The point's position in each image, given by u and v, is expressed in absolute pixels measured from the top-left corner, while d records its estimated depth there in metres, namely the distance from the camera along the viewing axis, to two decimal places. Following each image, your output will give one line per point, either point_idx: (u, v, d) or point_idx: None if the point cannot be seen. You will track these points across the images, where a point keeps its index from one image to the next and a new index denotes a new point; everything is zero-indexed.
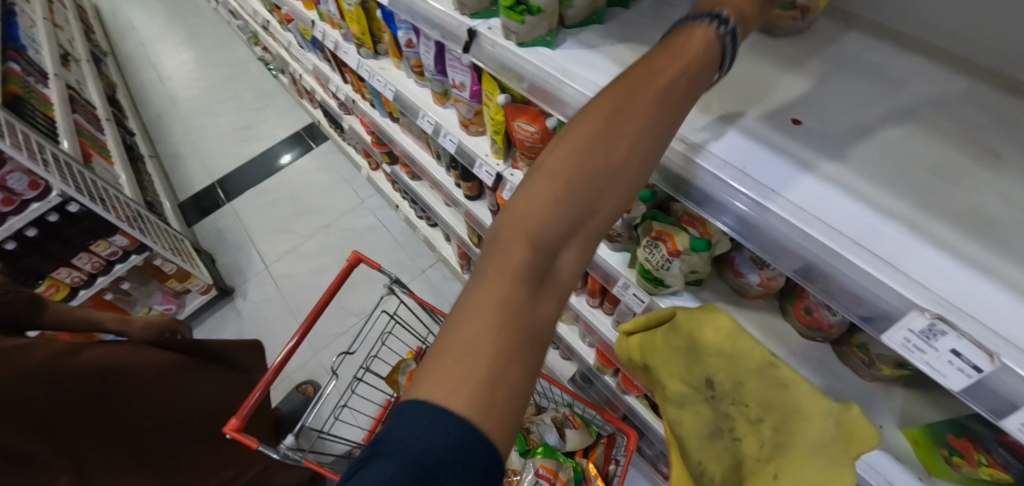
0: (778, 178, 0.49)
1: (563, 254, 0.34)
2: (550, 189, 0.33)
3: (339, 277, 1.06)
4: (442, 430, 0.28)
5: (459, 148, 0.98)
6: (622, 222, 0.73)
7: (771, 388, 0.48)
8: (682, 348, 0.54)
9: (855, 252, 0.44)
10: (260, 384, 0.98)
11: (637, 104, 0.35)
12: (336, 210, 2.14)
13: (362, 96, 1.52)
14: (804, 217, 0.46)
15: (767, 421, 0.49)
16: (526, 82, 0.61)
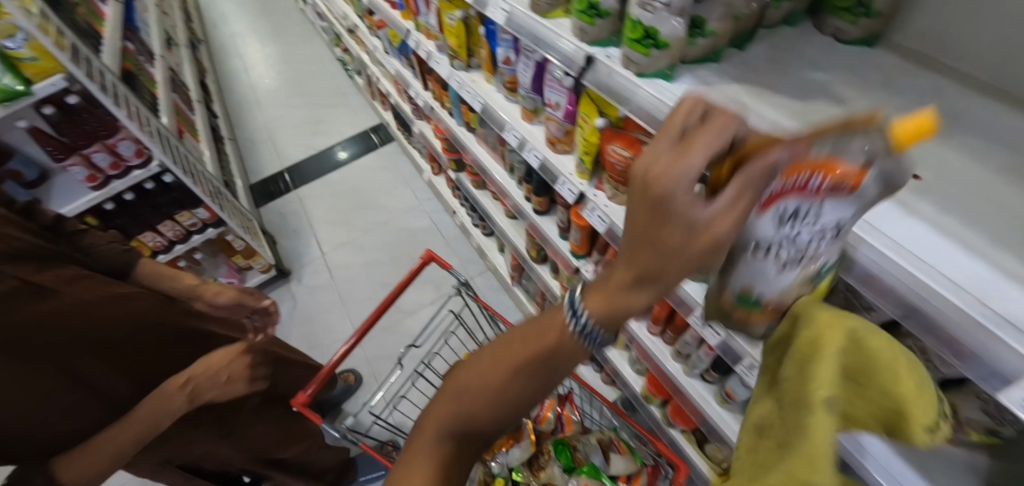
0: (890, 222, 0.49)
1: (458, 444, 0.50)
2: (450, 402, 0.50)
3: (410, 274, 1.09)
4: None
5: (542, 164, 1.02)
6: None
7: (798, 420, 0.39)
8: (786, 339, 0.45)
9: (954, 289, 0.43)
10: (316, 379, 1.00)
11: (505, 364, 0.48)
12: (394, 209, 2.23)
13: (441, 105, 1.60)
14: (898, 248, 0.47)
15: (780, 448, 0.41)
16: (642, 111, 0.64)
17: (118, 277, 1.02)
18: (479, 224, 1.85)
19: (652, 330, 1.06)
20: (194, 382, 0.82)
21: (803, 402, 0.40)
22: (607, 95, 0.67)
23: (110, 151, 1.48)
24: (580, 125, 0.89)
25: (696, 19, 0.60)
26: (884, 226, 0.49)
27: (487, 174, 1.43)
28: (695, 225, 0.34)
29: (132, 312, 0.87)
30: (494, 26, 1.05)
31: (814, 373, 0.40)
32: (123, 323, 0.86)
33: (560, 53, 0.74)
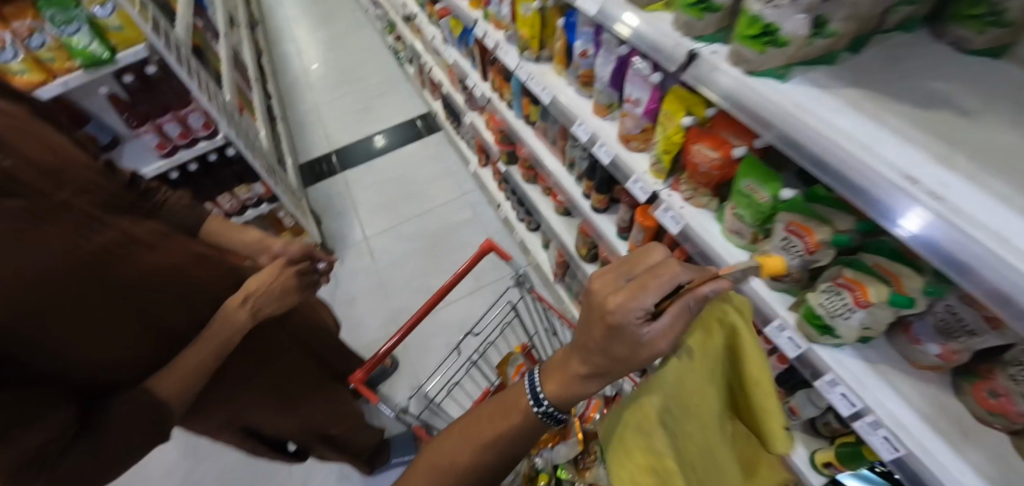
0: (1000, 219, 0.44)
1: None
2: (439, 453, 0.62)
3: (470, 262, 1.06)
4: None
5: (614, 161, 1.01)
6: (797, 262, 0.72)
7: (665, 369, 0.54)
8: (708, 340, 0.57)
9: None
10: (371, 361, 0.99)
11: (492, 425, 0.61)
12: (438, 198, 2.25)
13: (500, 96, 1.60)
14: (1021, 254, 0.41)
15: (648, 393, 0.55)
16: (752, 111, 0.62)
17: (189, 231, 1.08)
18: (525, 219, 1.85)
19: None
20: (252, 293, 0.84)
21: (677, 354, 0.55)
22: (713, 94, 0.66)
23: (180, 122, 1.53)
24: (662, 122, 0.87)
25: (819, 19, 0.55)
26: (1006, 230, 0.43)
27: (544, 168, 1.43)
28: (641, 340, 0.47)
29: (218, 277, 0.89)
30: (575, 19, 1.05)
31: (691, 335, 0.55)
32: (213, 284, 0.87)
33: (659, 48, 0.73)
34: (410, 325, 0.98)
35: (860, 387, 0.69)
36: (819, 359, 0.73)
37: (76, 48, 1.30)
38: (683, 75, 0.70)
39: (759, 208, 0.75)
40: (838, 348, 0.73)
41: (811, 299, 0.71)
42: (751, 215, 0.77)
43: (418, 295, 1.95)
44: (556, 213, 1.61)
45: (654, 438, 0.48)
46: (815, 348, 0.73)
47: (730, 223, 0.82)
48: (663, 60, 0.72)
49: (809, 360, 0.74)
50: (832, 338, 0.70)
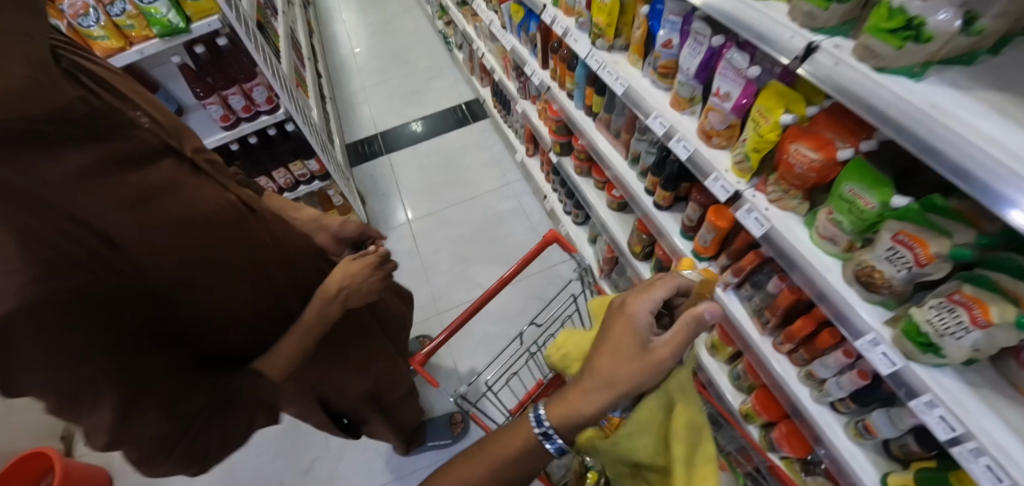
0: None
1: None
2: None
3: (534, 252, 1.05)
4: None
5: (691, 156, 0.98)
6: (903, 275, 0.67)
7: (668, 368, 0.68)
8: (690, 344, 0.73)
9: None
10: (432, 344, 0.99)
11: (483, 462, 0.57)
12: (482, 185, 2.25)
13: (560, 85, 1.57)
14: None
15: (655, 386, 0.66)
16: (879, 109, 0.58)
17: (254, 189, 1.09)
18: (573, 211, 1.83)
19: (778, 347, 1.01)
20: (351, 290, 0.83)
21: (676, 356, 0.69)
22: (834, 90, 0.62)
23: (245, 95, 1.55)
24: (753, 119, 0.83)
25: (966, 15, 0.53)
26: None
27: (604, 161, 1.40)
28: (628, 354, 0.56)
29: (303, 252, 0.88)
30: (661, 7, 1.01)
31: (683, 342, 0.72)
32: (300, 259, 0.86)
33: (770, 38, 0.69)
34: (473, 309, 0.98)
35: (962, 412, 0.64)
36: (916, 377, 0.69)
37: (153, 16, 1.31)
38: (798, 69, 0.66)
39: (863, 215, 0.71)
40: (937, 368, 0.68)
41: (915, 315, 0.66)
42: (851, 221, 0.73)
43: (459, 281, 1.95)
44: (609, 207, 1.58)
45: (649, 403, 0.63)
46: (913, 366, 0.69)
47: (823, 229, 0.78)
48: (775, 52, 0.68)
49: (903, 378, 0.70)
50: (935, 357, 0.66)
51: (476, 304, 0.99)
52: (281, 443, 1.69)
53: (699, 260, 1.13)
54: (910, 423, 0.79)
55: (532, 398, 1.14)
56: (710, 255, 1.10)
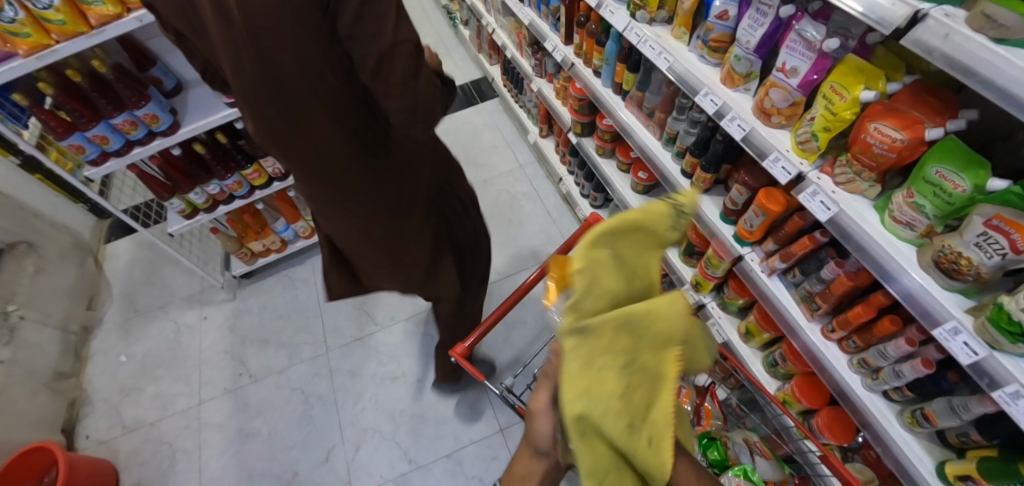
0: None
1: None
2: None
3: (576, 236, 1.01)
4: None
5: (747, 136, 0.93)
6: (994, 262, 0.65)
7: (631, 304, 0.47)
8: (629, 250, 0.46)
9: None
10: (469, 339, 0.92)
11: None
12: (495, 168, 2.18)
13: (585, 61, 1.50)
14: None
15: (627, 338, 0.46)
16: (999, 84, 0.53)
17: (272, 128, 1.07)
18: (591, 195, 1.77)
19: (827, 334, 0.98)
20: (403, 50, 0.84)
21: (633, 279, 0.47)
22: (947, 64, 0.57)
23: None
24: (825, 96, 0.78)
25: None
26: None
27: (635, 142, 1.35)
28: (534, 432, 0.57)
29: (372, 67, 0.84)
30: None
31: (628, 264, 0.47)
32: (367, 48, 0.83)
33: (868, 6, 0.64)
34: (517, 297, 0.92)
35: None
36: (1000, 368, 0.66)
37: None
38: (898, 41, 0.62)
39: (950, 199, 0.68)
40: None
41: (1007, 303, 0.63)
42: (935, 205, 0.69)
43: None
44: (633, 190, 1.52)
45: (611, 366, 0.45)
46: (996, 355, 0.67)
47: (900, 214, 0.74)
48: (874, 21, 0.63)
49: (985, 368, 0.68)
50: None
51: (518, 292, 0.94)
52: (294, 433, 1.65)
53: (742, 244, 1.09)
54: (976, 412, 0.76)
55: None
56: (754, 240, 1.06)
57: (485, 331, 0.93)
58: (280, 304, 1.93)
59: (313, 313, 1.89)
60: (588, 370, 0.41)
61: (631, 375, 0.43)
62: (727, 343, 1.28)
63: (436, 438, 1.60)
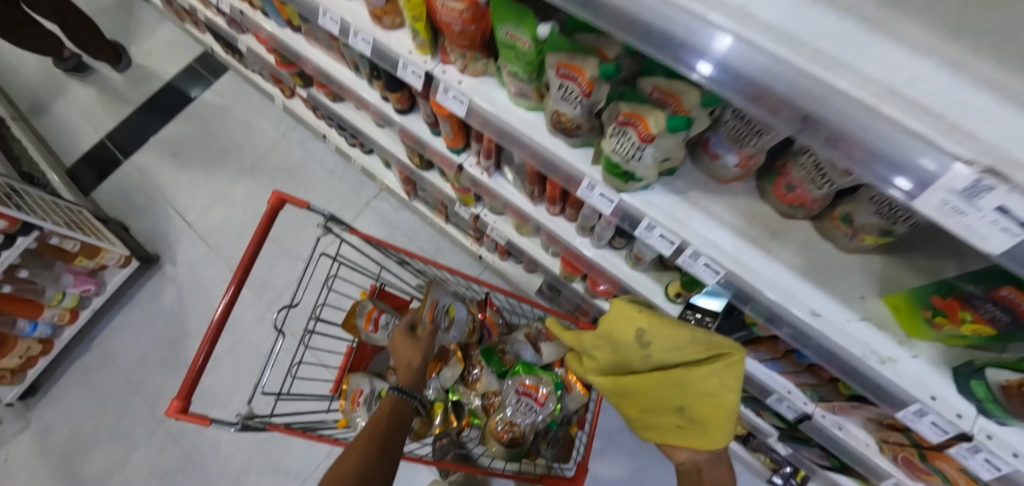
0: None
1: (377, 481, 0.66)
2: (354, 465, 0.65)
3: (264, 224, 0.91)
4: None
5: (375, 49, 0.80)
6: (580, 110, 0.60)
7: (615, 357, 0.63)
8: (597, 343, 0.65)
9: (888, 103, 0.33)
10: (205, 338, 0.86)
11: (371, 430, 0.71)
12: (257, 151, 1.94)
13: (250, 5, 1.26)
14: (826, 67, 0.35)
15: (603, 358, 0.65)
16: None
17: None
18: (355, 143, 1.62)
19: (552, 211, 0.98)
20: None
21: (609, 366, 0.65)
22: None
23: None
24: None
25: None
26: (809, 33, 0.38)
27: (334, 82, 1.18)
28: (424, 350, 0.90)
29: None
30: None
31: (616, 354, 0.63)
32: None
33: None
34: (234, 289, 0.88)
35: (673, 224, 0.65)
36: (632, 207, 0.66)
37: None
38: None
39: (527, 59, 0.60)
40: (647, 189, 0.66)
41: (605, 149, 0.60)
42: (522, 68, 0.62)
43: (278, 262, 1.76)
44: (375, 125, 1.38)
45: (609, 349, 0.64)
46: (624, 197, 0.67)
47: (511, 86, 0.67)
48: None
49: (624, 211, 0.68)
50: (637, 182, 0.63)
51: (246, 259, 0.90)
52: None
53: (456, 153, 1.03)
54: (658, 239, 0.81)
55: (347, 368, 1.05)
56: (462, 146, 1.00)
57: (210, 351, 0.87)
58: (86, 400, 1.67)
59: (127, 393, 1.67)
60: (653, 347, 0.60)
61: (640, 359, 0.61)
62: (507, 242, 1.28)
63: (307, 444, 1.55)
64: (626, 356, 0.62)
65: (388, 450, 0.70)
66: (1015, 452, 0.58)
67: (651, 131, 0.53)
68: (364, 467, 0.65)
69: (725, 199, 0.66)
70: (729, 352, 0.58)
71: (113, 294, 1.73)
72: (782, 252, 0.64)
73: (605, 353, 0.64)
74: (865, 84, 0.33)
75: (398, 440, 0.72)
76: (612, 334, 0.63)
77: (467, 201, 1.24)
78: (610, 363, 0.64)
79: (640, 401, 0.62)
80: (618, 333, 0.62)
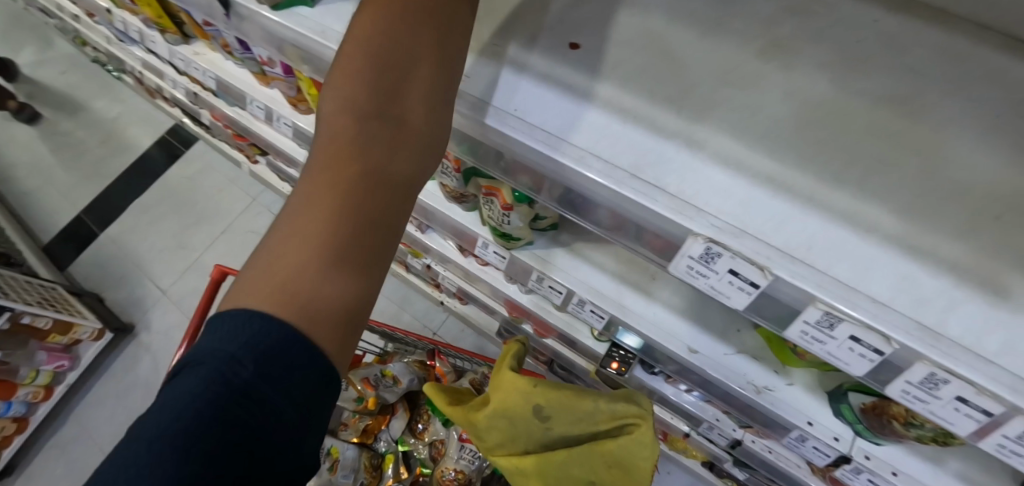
0: (527, 103, 0.43)
1: (398, 126, 0.36)
2: (349, 90, 0.35)
3: (206, 297, 0.96)
4: (254, 331, 0.30)
5: (296, 132, 0.88)
6: (457, 181, 0.67)
7: (517, 432, 0.71)
8: (497, 421, 0.71)
9: (630, 185, 0.39)
10: None
11: (392, 20, 0.36)
12: (229, 214, 2.03)
13: (202, 88, 1.37)
14: (579, 159, 0.39)
15: (506, 434, 0.72)
16: None
17: None
18: None
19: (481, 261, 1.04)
20: None
21: (514, 438, 0.72)
22: (294, 31, 0.54)
23: None
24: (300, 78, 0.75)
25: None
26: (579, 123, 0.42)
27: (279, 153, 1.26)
28: None
29: None
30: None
31: (519, 428, 0.70)
32: None
33: (258, 24, 0.59)
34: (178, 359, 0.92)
35: (560, 276, 0.70)
36: (524, 263, 0.72)
37: None
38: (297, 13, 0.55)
39: None
40: (535, 244, 0.72)
41: (485, 216, 0.67)
42: None
43: None
44: None
45: (512, 424, 0.71)
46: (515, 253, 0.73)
47: None
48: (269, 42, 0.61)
49: (517, 266, 0.74)
50: (520, 241, 0.69)
51: (189, 333, 0.95)
52: None
53: None
54: None
55: None
56: None
57: None
58: (60, 476, 1.68)
59: None
60: (555, 420, 0.68)
61: (545, 430, 0.69)
62: (458, 288, 1.33)
63: None
64: (529, 429, 0.70)
65: (441, 56, 0.38)
66: (894, 470, 0.60)
67: (510, 202, 0.60)
68: (371, 103, 0.35)
69: (610, 247, 0.72)
70: (636, 421, 0.65)
71: (89, 366, 1.77)
72: (662, 292, 0.70)
73: (508, 429, 0.71)
74: (620, 174, 0.39)
75: (461, 27, 0.39)
76: (512, 411, 0.70)
77: (415, 253, 1.31)
78: (516, 436, 0.71)
79: (548, 474, 0.69)
80: (516, 408, 0.70)
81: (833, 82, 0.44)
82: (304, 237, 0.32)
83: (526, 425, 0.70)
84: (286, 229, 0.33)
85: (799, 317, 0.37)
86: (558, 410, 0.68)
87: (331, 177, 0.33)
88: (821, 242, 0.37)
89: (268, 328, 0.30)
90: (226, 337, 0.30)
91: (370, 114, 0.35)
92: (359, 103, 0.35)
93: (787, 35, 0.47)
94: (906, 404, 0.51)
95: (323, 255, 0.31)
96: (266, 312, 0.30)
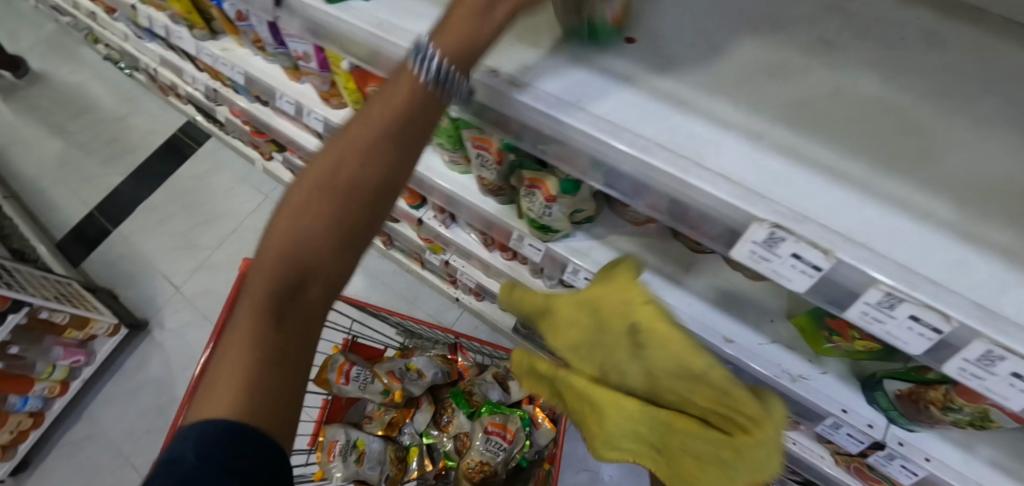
0: (587, 94, 0.45)
1: (315, 278, 0.37)
2: (279, 240, 0.37)
3: None
4: (183, 454, 0.32)
5: (326, 126, 0.89)
6: (496, 174, 0.68)
7: (595, 334, 0.44)
8: (576, 308, 0.45)
9: (696, 174, 0.39)
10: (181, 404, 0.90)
11: (324, 175, 0.37)
12: (240, 212, 2.04)
13: (223, 84, 1.37)
14: (644, 148, 0.40)
15: (578, 326, 0.46)
16: None
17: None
18: None
19: (507, 256, 1.05)
20: None
21: (590, 339, 0.46)
22: (349, 24, 0.55)
23: None
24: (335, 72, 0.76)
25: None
26: (640, 115, 0.44)
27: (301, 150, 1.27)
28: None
29: None
30: None
31: (600, 335, 0.43)
32: None
33: (308, 18, 0.60)
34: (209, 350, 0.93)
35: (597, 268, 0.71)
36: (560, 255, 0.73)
37: None
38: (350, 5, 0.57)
39: (448, 133, 0.69)
40: (570, 237, 0.74)
41: (524, 208, 0.68)
42: (447, 141, 0.71)
43: None
44: None
45: (589, 323, 0.44)
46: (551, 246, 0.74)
47: (443, 154, 0.76)
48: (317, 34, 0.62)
49: (554, 259, 0.75)
50: (557, 233, 0.70)
51: None
52: None
53: (416, 208, 1.10)
54: None
55: (324, 420, 1.09)
56: (419, 202, 1.09)
57: None
58: (75, 473, 1.68)
59: (116, 463, 1.68)
60: (649, 359, 0.39)
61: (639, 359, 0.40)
62: (477, 284, 1.33)
63: None
64: (610, 347, 0.43)
65: (378, 207, 0.39)
66: (927, 456, 0.61)
67: (553, 194, 0.61)
68: (294, 255, 0.36)
69: (645, 240, 0.74)
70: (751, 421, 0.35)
71: (104, 362, 1.77)
72: (697, 284, 0.71)
73: (581, 325, 0.45)
74: (684, 164, 0.40)
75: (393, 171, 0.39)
76: (600, 307, 0.41)
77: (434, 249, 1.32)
78: (590, 341, 0.45)
79: (603, 410, 0.46)
80: (603, 307, 0.41)
81: (881, 75, 0.46)
82: (222, 380, 0.34)
83: (606, 339, 0.42)
84: (218, 365, 0.35)
85: (859, 298, 0.38)
86: (663, 351, 0.37)
87: (250, 324, 0.35)
88: (878, 227, 0.38)
89: (198, 448, 0.32)
90: (177, 444, 0.33)
91: (292, 265, 0.36)
92: (287, 252, 0.37)
93: (834, 30, 0.49)
94: (944, 389, 0.52)
95: (235, 397, 0.33)
96: (203, 429, 0.33)
